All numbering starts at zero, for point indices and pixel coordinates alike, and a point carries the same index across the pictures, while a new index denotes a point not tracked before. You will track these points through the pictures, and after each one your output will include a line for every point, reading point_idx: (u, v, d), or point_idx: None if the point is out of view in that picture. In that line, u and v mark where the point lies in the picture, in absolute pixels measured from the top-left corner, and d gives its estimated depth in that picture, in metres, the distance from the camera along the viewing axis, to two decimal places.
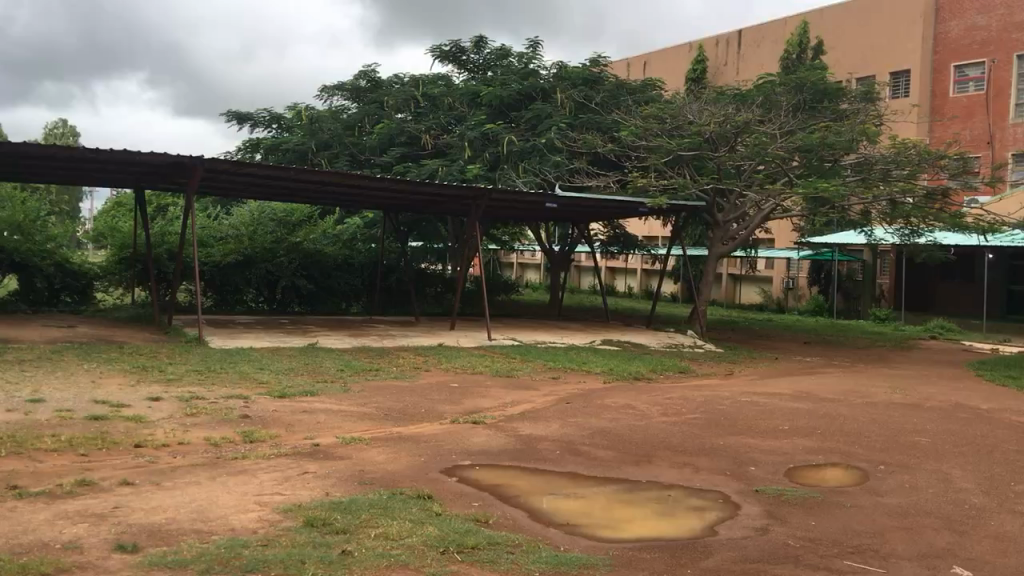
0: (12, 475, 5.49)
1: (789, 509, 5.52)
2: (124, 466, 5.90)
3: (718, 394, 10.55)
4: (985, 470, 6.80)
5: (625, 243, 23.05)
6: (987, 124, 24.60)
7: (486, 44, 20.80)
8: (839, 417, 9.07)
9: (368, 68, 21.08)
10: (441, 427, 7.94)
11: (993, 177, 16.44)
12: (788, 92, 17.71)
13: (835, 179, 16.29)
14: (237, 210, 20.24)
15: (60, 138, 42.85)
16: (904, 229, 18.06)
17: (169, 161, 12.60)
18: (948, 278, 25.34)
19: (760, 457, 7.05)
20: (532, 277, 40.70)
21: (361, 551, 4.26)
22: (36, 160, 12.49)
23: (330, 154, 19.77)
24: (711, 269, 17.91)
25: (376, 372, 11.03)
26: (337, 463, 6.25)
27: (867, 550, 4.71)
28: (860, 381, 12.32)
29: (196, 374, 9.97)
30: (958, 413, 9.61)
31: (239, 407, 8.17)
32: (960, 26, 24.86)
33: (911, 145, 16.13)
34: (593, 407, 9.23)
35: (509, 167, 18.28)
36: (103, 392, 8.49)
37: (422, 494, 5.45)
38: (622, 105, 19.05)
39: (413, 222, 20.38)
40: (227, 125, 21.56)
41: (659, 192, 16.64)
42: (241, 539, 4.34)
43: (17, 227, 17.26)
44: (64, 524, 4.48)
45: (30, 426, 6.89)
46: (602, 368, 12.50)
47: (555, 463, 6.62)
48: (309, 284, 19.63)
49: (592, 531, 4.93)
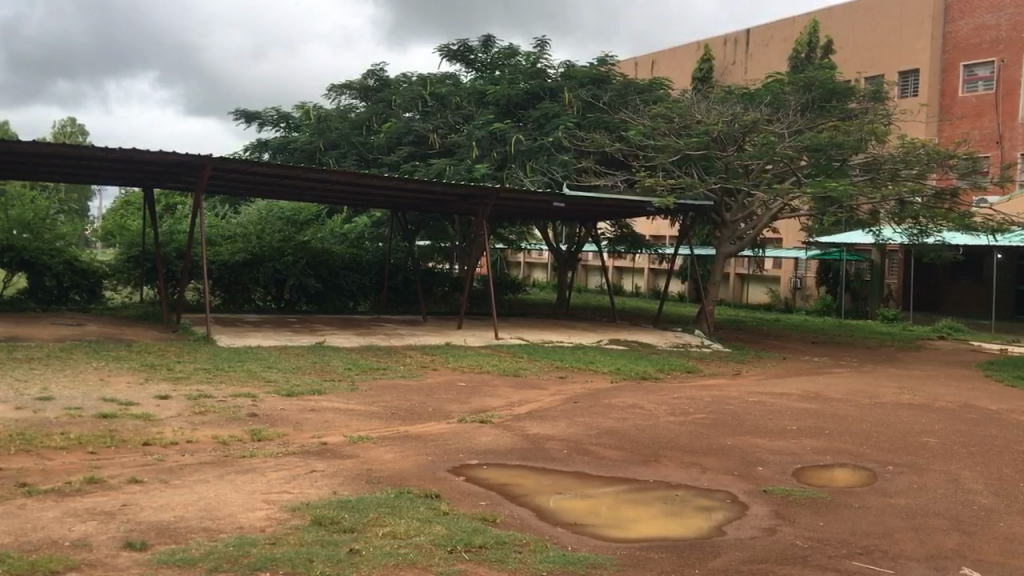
0: (21, 473, 5.49)
1: (797, 509, 5.50)
2: (133, 465, 5.90)
3: (726, 394, 10.50)
4: (994, 471, 6.76)
5: (632, 241, 23.03)
6: (996, 123, 24.53)
7: (494, 43, 20.84)
8: (847, 417, 9.04)
9: (376, 68, 21.19)
10: (448, 426, 7.92)
11: (1004, 176, 16.28)
12: (796, 92, 17.48)
13: (844, 178, 16.16)
14: (245, 210, 20.35)
15: (69, 137, 42.94)
16: (912, 229, 17.98)
17: (179, 161, 12.65)
18: (956, 278, 25.30)
19: (767, 457, 7.03)
20: (539, 277, 40.87)
21: (368, 551, 4.26)
22: (44, 159, 12.52)
23: (338, 154, 19.96)
24: (719, 269, 17.84)
25: (382, 371, 11.03)
26: (345, 462, 6.27)
27: (876, 551, 4.69)
28: (868, 381, 12.26)
29: (203, 373, 9.94)
30: (966, 415, 9.54)
31: (247, 406, 8.16)
32: (971, 26, 24.76)
33: (921, 145, 16.19)
34: (600, 407, 9.20)
35: (517, 167, 18.22)
36: (112, 391, 8.49)
37: (428, 493, 5.45)
38: (630, 104, 18.94)
39: (420, 220, 20.46)
40: (236, 124, 21.69)
41: (668, 192, 16.52)
42: (249, 538, 4.34)
43: (27, 226, 17.39)
44: (73, 522, 4.51)
45: (39, 424, 6.91)
46: (610, 368, 12.47)
47: (562, 462, 6.60)
48: (316, 282, 19.59)
49: (600, 531, 4.92)
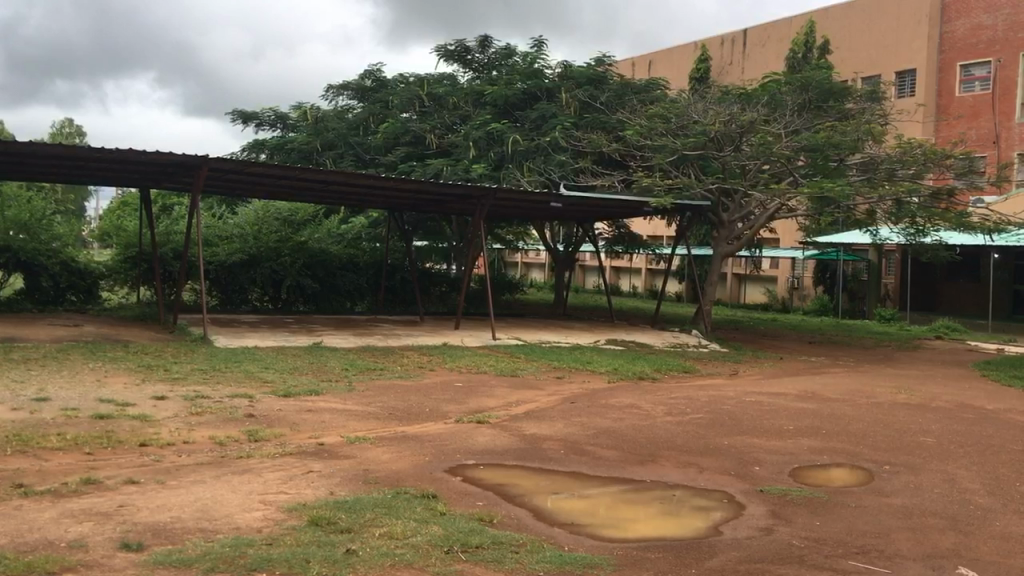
0: (18, 473, 5.49)
1: (794, 509, 5.51)
2: (129, 465, 5.91)
3: (723, 394, 10.52)
4: (990, 470, 6.77)
5: (630, 242, 23.04)
6: (994, 123, 24.50)
7: (491, 43, 20.85)
8: (844, 417, 9.04)
9: (374, 68, 21.23)
10: (445, 427, 7.92)
11: (1000, 176, 16.29)
12: (793, 92, 17.42)
13: (842, 179, 16.15)
14: (242, 209, 20.36)
15: (63, 137, 42.73)
16: (909, 228, 17.95)
17: (177, 161, 12.64)
18: (953, 278, 25.35)
19: (764, 457, 7.05)
20: (537, 277, 40.98)
21: (365, 551, 4.26)
22: (39, 159, 12.49)
23: (336, 154, 20.02)
24: (717, 269, 17.85)
25: (380, 372, 11.03)
26: (342, 462, 6.27)
27: (872, 551, 4.69)
28: (865, 381, 12.28)
29: (200, 373, 9.95)
30: (963, 414, 9.55)
31: (244, 407, 8.18)
32: (967, 26, 24.81)
33: (918, 145, 16.16)
34: (597, 407, 9.19)
35: (515, 167, 18.21)
36: (108, 391, 8.49)
37: (426, 493, 5.46)
38: (627, 104, 18.95)
39: (418, 221, 20.48)
40: (233, 124, 21.70)
41: (666, 192, 16.54)
42: (246, 538, 4.35)
43: (23, 226, 17.40)
44: (69, 523, 4.50)
45: (36, 425, 6.91)
46: (607, 368, 12.47)
47: (559, 462, 6.61)
48: (314, 283, 19.60)
49: (597, 531, 4.93)
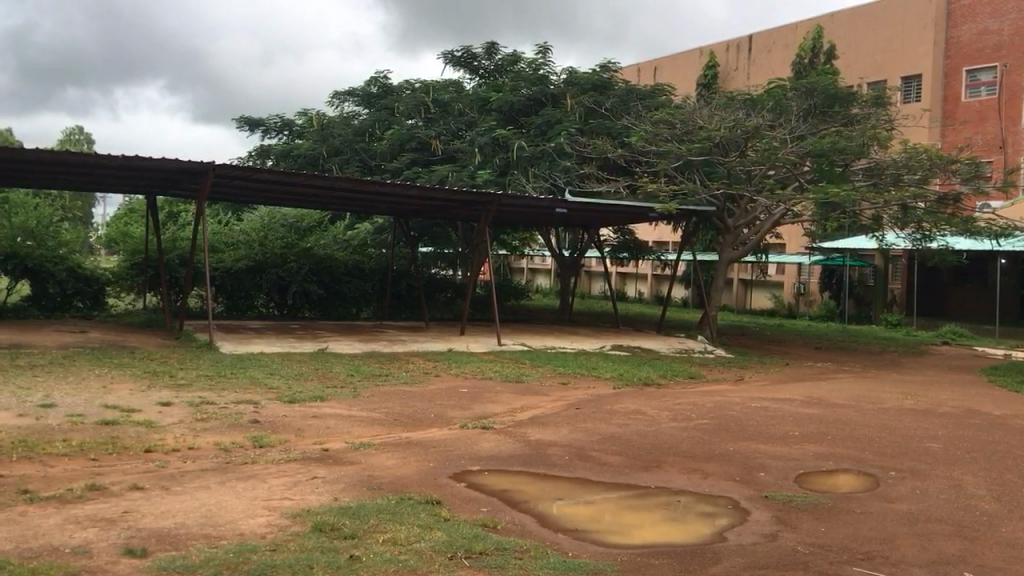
0: (23, 479, 5.51)
1: (799, 515, 5.50)
2: (135, 471, 5.94)
3: (729, 399, 10.54)
4: (996, 476, 6.74)
5: (636, 247, 23.09)
6: (998, 128, 24.51)
7: (497, 50, 20.90)
8: (849, 422, 9.03)
9: (379, 74, 21.27)
10: (450, 432, 7.95)
11: (1007, 181, 16.13)
12: (799, 98, 17.53)
13: (848, 184, 16.11)
14: (248, 216, 20.51)
15: (75, 143, 42.88)
16: (916, 234, 17.70)
17: (181, 168, 12.66)
18: (960, 283, 25.38)
19: (769, 462, 7.03)
20: (543, 282, 41.15)
21: (368, 556, 4.27)
22: (44, 166, 12.49)
23: (342, 160, 20.17)
24: (722, 274, 17.84)
25: (385, 377, 11.06)
26: (346, 468, 6.28)
27: (877, 556, 4.67)
28: (872, 386, 12.29)
29: (206, 378, 10.02)
30: (970, 419, 9.52)
31: (250, 412, 8.22)
32: (973, 30, 24.81)
33: (924, 150, 16.05)
34: (603, 412, 9.24)
35: (521, 173, 18.30)
36: (114, 397, 8.55)
37: (430, 498, 5.47)
38: (632, 110, 19.00)
39: (423, 228, 20.44)
40: (239, 131, 21.81)
41: (671, 198, 16.63)
42: (250, 544, 4.36)
43: (31, 233, 17.39)
44: (74, 529, 4.51)
45: (43, 430, 6.95)
46: (612, 373, 12.54)
47: (564, 468, 6.60)
48: (320, 289, 19.66)
49: (600, 537, 4.92)
